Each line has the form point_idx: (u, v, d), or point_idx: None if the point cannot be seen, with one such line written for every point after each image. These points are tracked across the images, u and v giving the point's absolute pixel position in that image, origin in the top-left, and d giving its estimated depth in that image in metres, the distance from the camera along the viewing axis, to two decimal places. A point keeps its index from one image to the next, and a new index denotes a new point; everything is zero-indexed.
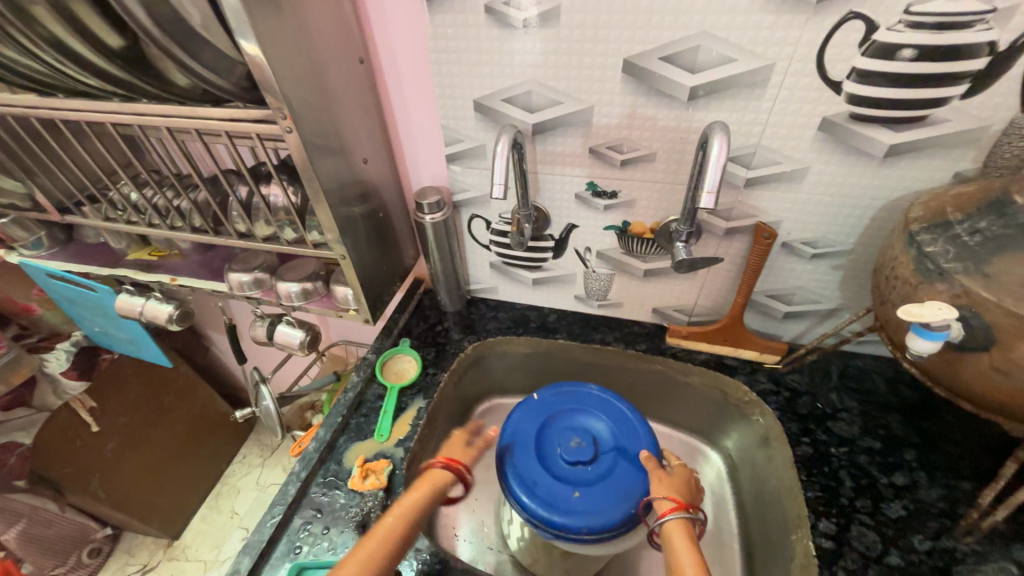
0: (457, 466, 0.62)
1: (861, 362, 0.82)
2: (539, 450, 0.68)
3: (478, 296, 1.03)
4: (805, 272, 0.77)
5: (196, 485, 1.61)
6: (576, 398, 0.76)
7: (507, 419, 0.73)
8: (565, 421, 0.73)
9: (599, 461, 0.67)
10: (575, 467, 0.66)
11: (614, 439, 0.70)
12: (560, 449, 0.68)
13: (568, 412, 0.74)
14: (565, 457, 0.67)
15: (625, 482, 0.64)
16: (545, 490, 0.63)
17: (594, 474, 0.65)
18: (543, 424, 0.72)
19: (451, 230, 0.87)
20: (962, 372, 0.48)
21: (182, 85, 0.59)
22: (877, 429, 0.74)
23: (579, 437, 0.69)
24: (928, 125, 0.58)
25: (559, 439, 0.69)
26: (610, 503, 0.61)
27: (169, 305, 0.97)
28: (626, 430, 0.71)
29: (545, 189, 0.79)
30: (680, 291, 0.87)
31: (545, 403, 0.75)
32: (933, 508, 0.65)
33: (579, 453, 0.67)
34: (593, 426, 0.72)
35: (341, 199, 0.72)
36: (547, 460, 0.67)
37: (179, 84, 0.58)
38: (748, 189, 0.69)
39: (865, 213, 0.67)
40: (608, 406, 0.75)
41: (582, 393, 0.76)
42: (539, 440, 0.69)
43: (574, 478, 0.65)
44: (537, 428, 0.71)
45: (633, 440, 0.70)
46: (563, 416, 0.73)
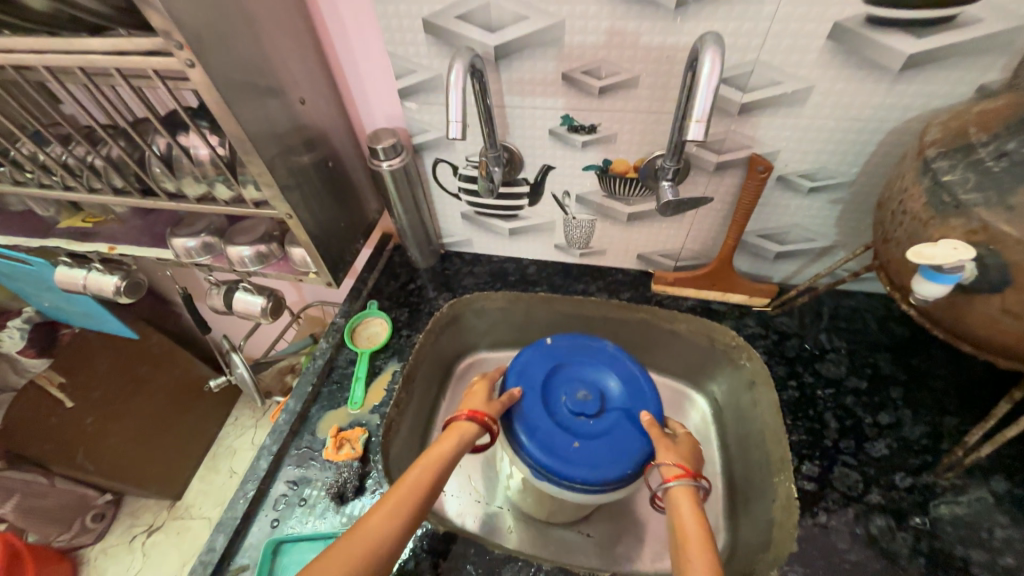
0: (483, 417, 0.60)
1: (853, 301, 0.79)
2: (545, 395, 0.66)
3: (452, 250, 0.96)
4: (800, 208, 0.70)
5: (189, 449, 1.62)
6: (590, 351, 0.72)
7: (517, 360, 0.71)
8: (575, 372, 0.70)
9: (603, 416, 0.65)
10: (578, 419, 0.64)
11: (622, 397, 0.67)
12: (566, 399, 0.66)
13: (578, 364, 0.71)
14: (570, 408, 0.65)
15: (627, 442, 0.62)
16: (544, 436, 0.61)
17: (596, 428, 0.63)
18: (553, 370, 0.70)
19: (413, 178, 0.78)
20: (968, 315, 0.44)
21: (43, 11, 0.47)
22: (865, 369, 0.72)
23: (587, 390, 0.67)
24: (956, 28, 0.49)
25: (567, 388, 0.67)
26: (607, 457, 0.60)
27: (114, 275, 0.89)
28: (633, 392, 0.67)
29: (515, 126, 0.70)
30: (666, 235, 0.81)
31: (557, 350, 0.72)
32: (916, 445, 0.64)
33: (584, 407, 0.65)
34: (603, 381, 0.69)
35: (277, 147, 0.62)
36: (551, 407, 0.65)
37: (39, 10, 0.46)
38: (743, 117, 0.61)
39: (871, 139, 0.60)
40: (619, 366, 0.71)
41: (596, 346, 0.73)
42: (547, 386, 0.68)
43: (576, 429, 0.63)
44: (546, 373, 0.69)
45: (639, 402, 0.66)
46: (574, 366, 0.70)
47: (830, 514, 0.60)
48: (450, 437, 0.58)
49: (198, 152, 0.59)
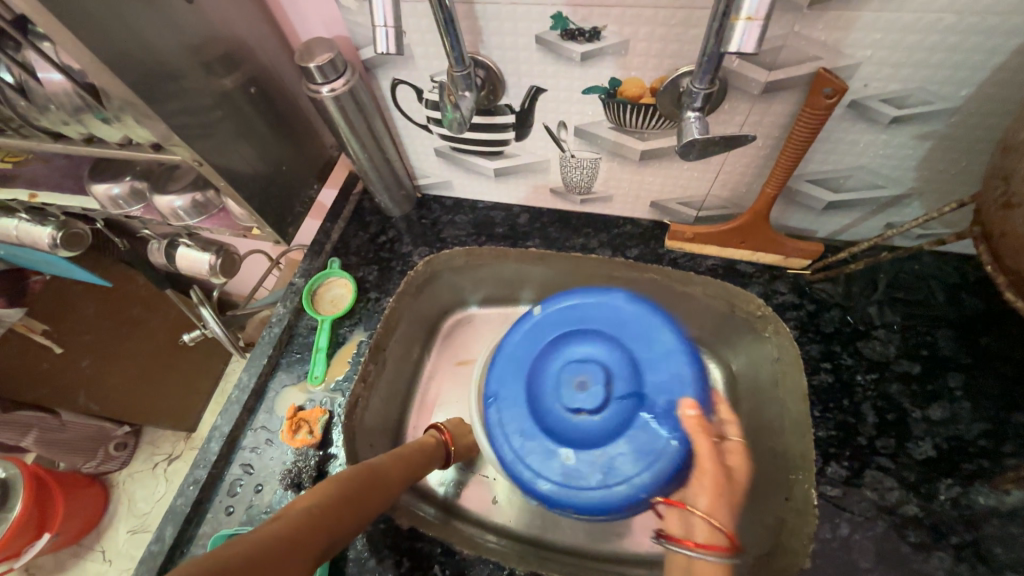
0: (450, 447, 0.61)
1: (917, 264, 0.63)
2: (533, 389, 0.56)
3: (430, 194, 0.81)
4: (872, 146, 0.53)
5: (195, 387, 1.64)
6: (602, 314, 0.58)
7: (501, 342, 0.60)
8: (575, 346, 0.57)
9: (609, 407, 0.53)
10: (579, 418, 0.52)
11: (636, 377, 0.54)
12: (562, 391, 0.54)
13: (583, 335, 0.57)
14: (566, 406, 0.53)
15: (636, 445, 0.51)
16: (530, 448, 0.53)
17: (598, 429, 0.52)
18: (546, 350, 0.57)
19: (367, 106, 0.62)
20: None
21: None
22: (920, 350, 0.59)
23: (586, 377, 0.54)
24: None
25: (562, 375, 0.55)
26: (608, 470, 0.50)
27: (47, 225, 0.78)
28: (655, 371, 0.54)
29: (489, 32, 0.51)
30: (687, 179, 0.64)
31: (554, 318, 0.59)
32: (971, 447, 0.53)
33: (584, 399, 0.53)
34: (610, 354, 0.56)
35: (165, 70, 0.47)
36: (543, 408, 0.54)
37: None
38: (811, 12, 0.42)
39: (1002, 44, 0.41)
40: (644, 334, 0.56)
41: (610, 305, 0.58)
42: (537, 371, 0.56)
43: (571, 433, 0.52)
44: (536, 358, 0.57)
45: (661, 385, 0.53)
46: (573, 341, 0.57)
47: (853, 526, 0.51)
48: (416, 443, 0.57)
49: (44, 77, 0.43)
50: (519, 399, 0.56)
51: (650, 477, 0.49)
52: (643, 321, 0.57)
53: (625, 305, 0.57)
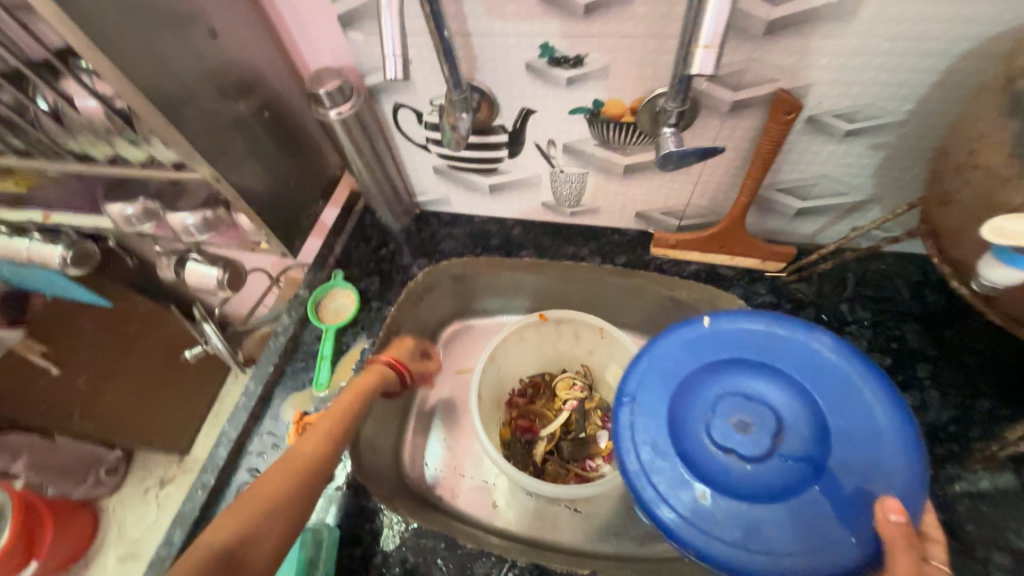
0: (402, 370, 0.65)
1: (883, 265, 0.68)
2: (681, 405, 0.44)
3: (429, 209, 0.86)
4: (832, 156, 0.58)
5: (191, 408, 1.64)
6: (787, 354, 0.44)
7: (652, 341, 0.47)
8: (746, 379, 0.44)
9: (774, 465, 0.41)
10: (726, 460, 0.41)
11: (822, 448, 0.41)
12: (714, 422, 0.42)
13: (758, 373, 0.44)
14: (713, 438, 0.42)
15: (804, 523, 0.39)
16: (654, 463, 0.42)
17: (752, 494, 0.40)
18: (699, 379, 0.44)
19: (371, 128, 0.66)
20: None
21: None
22: (889, 343, 0.63)
23: (754, 421, 0.41)
24: None
25: (717, 407, 0.43)
26: (755, 539, 0.39)
27: (58, 244, 0.81)
28: (859, 456, 0.40)
29: (484, 60, 0.57)
30: (668, 190, 0.69)
31: (725, 342, 0.46)
32: (941, 432, 0.57)
33: (744, 444, 0.41)
34: (798, 414, 0.42)
35: (189, 96, 0.51)
36: (679, 411, 0.44)
37: None
38: (768, 40, 0.47)
39: (933, 66, 0.47)
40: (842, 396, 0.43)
41: (802, 344, 0.45)
42: (690, 394, 0.44)
43: (719, 474, 0.41)
44: (687, 376, 0.45)
45: (852, 463, 0.40)
46: (744, 373, 0.44)
47: None
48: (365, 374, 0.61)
49: (83, 104, 0.48)
50: (659, 410, 0.44)
51: (810, 557, 0.39)
52: (848, 378, 0.43)
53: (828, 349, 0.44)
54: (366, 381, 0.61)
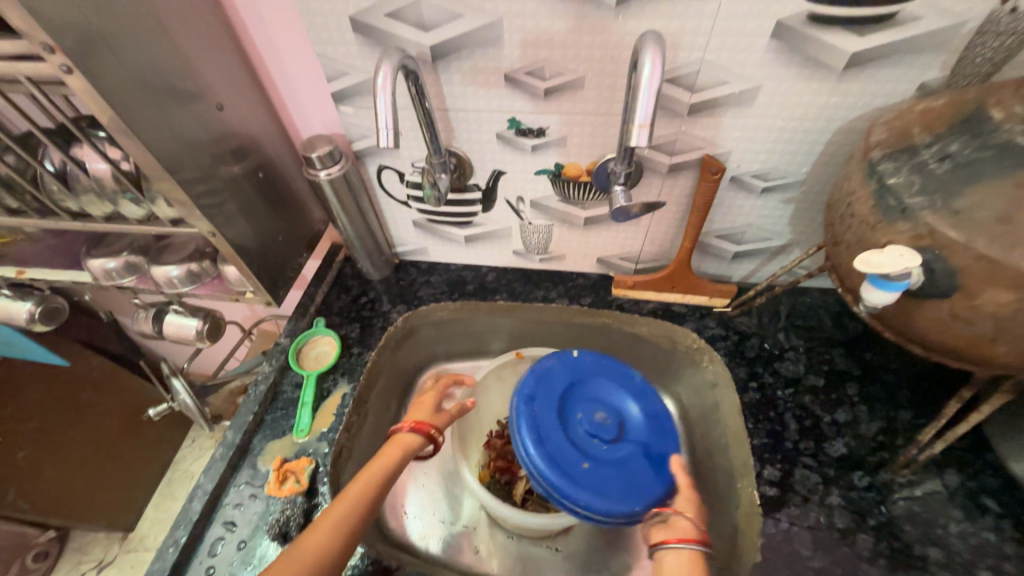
0: (427, 429, 0.58)
1: (809, 298, 0.79)
2: (560, 409, 0.61)
3: (407, 259, 0.91)
4: (755, 208, 0.69)
5: (140, 476, 1.51)
6: (615, 374, 0.66)
7: (538, 363, 0.65)
8: (597, 392, 0.64)
9: (619, 444, 0.59)
10: (593, 441, 0.58)
11: (645, 432, 0.61)
12: (584, 417, 0.61)
13: (603, 383, 0.65)
14: (586, 428, 0.59)
15: (641, 478, 0.56)
16: (551, 446, 0.55)
17: (607, 455, 0.58)
18: (573, 385, 0.64)
19: (356, 187, 0.73)
20: (916, 321, 0.43)
21: None
22: (821, 366, 0.72)
23: (606, 413, 0.62)
24: (896, 26, 0.48)
25: (585, 407, 0.62)
26: (616, 494, 0.54)
27: (27, 301, 0.80)
28: (663, 435, 0.61)
29: (460, 131, 0.65)
30: (624, 238, 0.79)
31: (583, 368, 0.66)
32: (872, 442, 0.64)
33: (601, 430, 0.60)
34: (629, 408, 0.63)
35: (193, 161, 0.57)
36: (567, 419, 0.60)
37: None
38: (692, 117, 0.59)
39: (819, 138, 0.59)
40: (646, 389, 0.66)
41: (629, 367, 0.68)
42: (565, 402, 0.61)
43: (589, 450, 0.57)
44: (567, 385, 0.63)
45: (660, 441, 0.61)
46: (596, 385, 0.65)
47: (792, 520, 0.59)
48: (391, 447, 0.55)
49: (94, 167, 0.53)
50: (551, 410, 0.59)
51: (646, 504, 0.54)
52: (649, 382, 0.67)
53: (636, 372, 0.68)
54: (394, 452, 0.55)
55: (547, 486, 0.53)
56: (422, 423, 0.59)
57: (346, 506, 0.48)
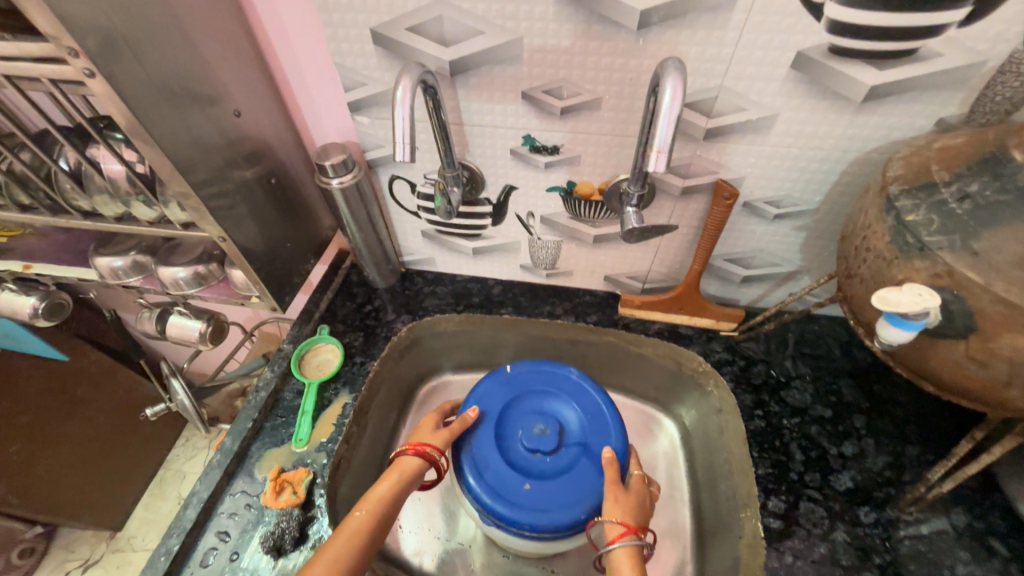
0: (427, 451, 0.58)
1: (817, 326, 0.78)
2: (497, 431, 0.63)
3: (414, 269, 0.91)
4: (766, 234, 0.69)
5: (132, 474, 1.50)
6: (552, 380, 0.68)
7: (473, 391, 0.67)
8: (534, 404, 0.66)
9: (560, 453, 0.61)
10: (534, 457, 0.60)
11: (582, 435, 0.63)
12: (522, 434, 0.62)
13: (538, 395, 0.67)
14: (525, 445, 0.61)
15: (584, 483, 0.58)
16: (492, 477, 0.58)
17: (551, 468, 0.60)
18: (510, 404, 0.65)
19: (367, 196, 0.73)
20: (931, 360, 0.42)
21: None
22: (828, 395, 0.71)
23: (545, 424, 0.63)
24: (917, 62, 0.48)
25: (523, 423, 0.63)
26: (559, 507, 0.57)
27: (32, 295, 0.80)
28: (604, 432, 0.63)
29: (474, 145, 0.65)
30: (633, 257, 0.79)
31: (518, 382, 0.68)
32: (879, 477, 0.63)
33: (540, 443, 0.61)
34: (566, 414, 0.65)
35: (207, 166, 0.57)
36: (505, 442, 0.62)
37: None
38: (707, 142, 0.59)
39: (834, 168, 0.59)
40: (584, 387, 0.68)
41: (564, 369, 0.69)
42: (501, 423, 0.63)
43: (529, 469, 0.59)
44: (503, 406, 0.65)
45: (599, 438, 0.63)
46: (532, 399, 0.66)
47: (796, 554, 0.58)
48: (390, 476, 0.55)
49: (108, 168, 0.53)
50: (485, 437, 0.62)
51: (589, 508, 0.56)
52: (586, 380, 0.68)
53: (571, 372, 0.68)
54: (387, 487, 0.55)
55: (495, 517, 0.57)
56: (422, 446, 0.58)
57: (344, 543, 0.49)
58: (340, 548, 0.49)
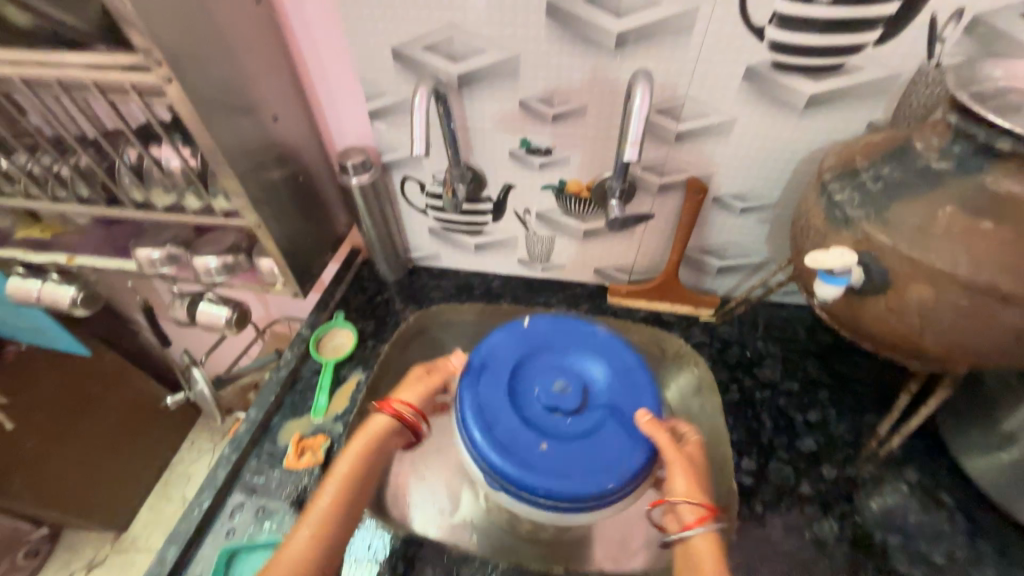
0: (399, 411, 0.59)
1: (787, 312, 0.86)
2: (512, 386, 0.60)
3: (420, 265, 0.99)
4: (735, 226, 0.78)
5: (139, 475, 1.53)
6: (575, 336, 0.65)
7: (484, 341, 0.64)
8: (552, 360, 0.63)
9: (582, 414, 0.59)
10: (555, 416, 0.58)
11: (608, 394, 0.61)
12: (540, 391, 0.60)
13: (558, 350, 0.64)
14: (543, 402, 0.59)
15: (608, 447, 0.57)
16: (505, 435, 0.56)
17: (570, 428, 0.58)
18: (525, 357, 0.63)
19: (382, 194, 0.82)
20: (863, 315, 0.50)
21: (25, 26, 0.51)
22: (796, 372, 0.79)
23: (565, 382, 0.61)
24: (845, 74, 0.58)
25: (542, 378, 0.61)
26: (581, 473, 0.54)
27: (71, 286, 0.87)
28: (634, 389, 0.62)
29: (477, 148, 0.75)
30: (619, 250, 0.87)
31: (535, 334, 0.65)
32: (841, 441, 0.70)
33: (560, 401, 0.59)
34: (591, 371, 0.63)
35: (250, 162, 0.66)
36: (521, 400, 0.59)
37: (24, 25, 0.51)
38: (679, 143, 0.68)
39: (787, 166, 0.68)
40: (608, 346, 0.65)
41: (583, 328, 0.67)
42: (516, 378, 0.61)
43: (548, 429, 0.57)
44: (517, 360, 0.62)
45: (627, 399, 0.60)
46: (551, 355, 0.64)
47: (766, 506, 0.65)
48: (360, 436, 0.57)
49: (169, 163, 0.62)
50: (499, 393, 0.59)
51: (614, 474, 0.55)
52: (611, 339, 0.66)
53: (599, 331, 0.66)
54: (362, 443, 0.57)
55: (503, 476, 0.55)
56: (394, 403, 0.59)
57: (329, 509, 0.53)
58: (323, 513, 0.53)
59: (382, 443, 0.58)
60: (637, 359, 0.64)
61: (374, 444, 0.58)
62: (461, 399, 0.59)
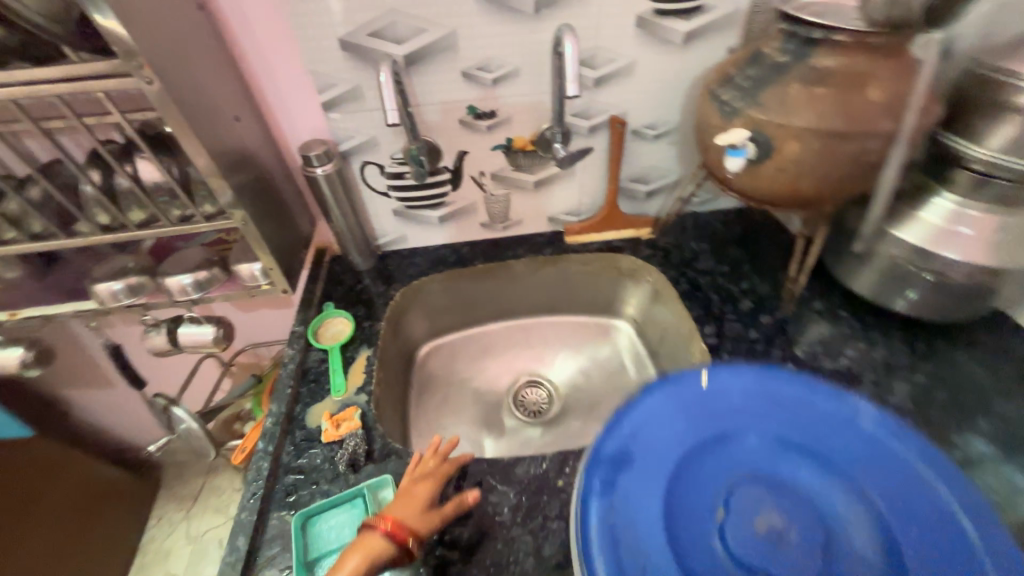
0: (401, 533, 0.52)
1: (705, 216, 1.06)
2: (665, 498, 0.45)
3: (389, 250, 1.04)
4: (653, 152, 0.95)
5: (108, 567, 1.36)
6: (719, 408, 0.51)
7: (619, 413, 0.50)
8: (722, 462, 0.48)
9: (804, 554, 0.42)
10: (738, 540, 0.43)
11: (842, 516, 0.44)
12: (730, 525, 0.44)
13: (734, 440, 0.49)
14: (723, 528, 0.43)
15: None
16: (641, 566, 0.42)
17: (767, 560, 0.42)
18: (685, 470, 0.47)
19: (346, 182, 0.87)
20: (761, 179, 0.68)
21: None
22: (724, 257, 0.98)
23: (772, 520, 0.43)
24: (704, 13, 0.77)
25: (727, 505, 0.45)
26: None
27: (18, 346, 0.80)
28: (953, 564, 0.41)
29: (430, 121, 0.83)
30: (566, 194, 1.01)
31: (717, 398, 0.52)
32: (767, 296, 0.90)
33: (763, 543, 0.42)
34: (799, 475, 0.47)
35: (228, 164, 0.68)
36: (676, 521, 0.44)
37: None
38: (598, 88, 0.83)
39: (681, 93, 0.86)
40: (828, 426, 0.50)
41: (760, 384, 0.53)
42: (672, 493, 0.46)
43: (737, 560, 0.42)
44: (677, 471, 0.47)
45: (830, 500, 0.45)
46: (721, 460, 0.48)
47: (729, 354, 0.82)
48: (355, 554, 0.49)
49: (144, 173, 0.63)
50: (648, 521, 0.44)
51: None
52: (801, 398, 0.52)
53: (821, 401, 0.51)
54: (355, 562, 0.49)
55: None
56: (398, 524, 0.52)
57: None
58: None
59: (378, 566, 0.50)
60: (889, 432, 0.48)
61: (369, 569, 0.49)
62: (585, 496, 0.45)
